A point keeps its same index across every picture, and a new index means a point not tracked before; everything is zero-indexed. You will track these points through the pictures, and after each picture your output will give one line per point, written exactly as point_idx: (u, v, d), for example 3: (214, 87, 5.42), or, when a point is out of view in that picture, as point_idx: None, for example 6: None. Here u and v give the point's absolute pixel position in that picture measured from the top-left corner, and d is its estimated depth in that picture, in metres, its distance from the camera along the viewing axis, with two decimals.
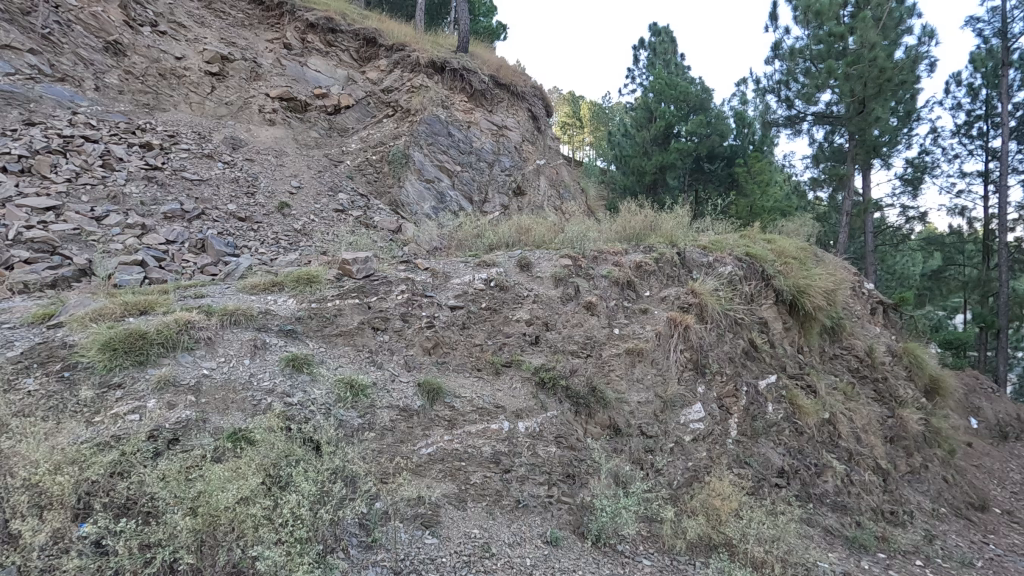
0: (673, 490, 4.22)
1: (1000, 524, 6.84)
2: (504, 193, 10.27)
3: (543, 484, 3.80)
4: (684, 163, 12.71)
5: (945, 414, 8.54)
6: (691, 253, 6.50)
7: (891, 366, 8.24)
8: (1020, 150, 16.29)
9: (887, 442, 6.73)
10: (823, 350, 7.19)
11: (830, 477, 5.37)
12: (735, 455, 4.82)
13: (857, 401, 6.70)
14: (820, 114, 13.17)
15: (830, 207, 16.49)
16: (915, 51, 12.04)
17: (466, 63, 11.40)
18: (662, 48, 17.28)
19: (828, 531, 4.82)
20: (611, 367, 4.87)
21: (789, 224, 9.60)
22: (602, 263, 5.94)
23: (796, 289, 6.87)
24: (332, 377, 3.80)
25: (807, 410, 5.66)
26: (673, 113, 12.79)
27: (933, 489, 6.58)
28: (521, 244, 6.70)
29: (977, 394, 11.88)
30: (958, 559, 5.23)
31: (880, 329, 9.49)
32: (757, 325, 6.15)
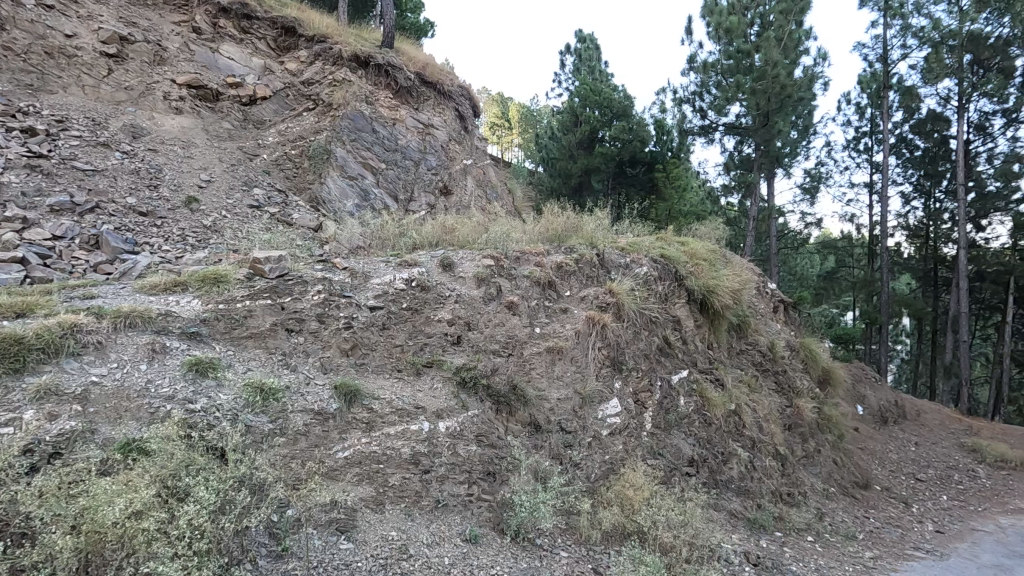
0: (590, 483, 4.39)
1: (879, 500, 7.63)
2: (430, 192, 10.19)
3: (464, 482, 3.82)
4: (608, 167, 13.14)
5: (835, 403, 9.41)
6: (610, 254, 6.74)
7: (789, 359, 8.96)
8: (898, 164, 18.24)
9: (786, 429, 7.33)
10: (731, 346, 7.70)
11: (735, 463, 5.77)
12: (649, 446, 5.07)
13: (760, 392, 7.22)
14: (730, 125, 14.05)
15: (739, 212, 17.69)
16: (811, 71, 13.16)
17: (391, 58, 11.17)
18: (588, 55, 17.83)
19: (732, 514, 5.18)
20: (531, 365, 4.98)
21: (702, 227, 10.20)
22: (524, 263, 6.04)
23: (706, 289, 7.31)
24: (239, 382, 3.61)
25: (715, 402, 6.05)
26: (598, 118, 13.19)
27: (823, 471, 7.24)
28: (445, 244, 6.69)
29: (863, 384, 13.15)
30: (843, 533, 5.79)
31: (782, 325, 10.29)
32: (671, 323, 6.50)
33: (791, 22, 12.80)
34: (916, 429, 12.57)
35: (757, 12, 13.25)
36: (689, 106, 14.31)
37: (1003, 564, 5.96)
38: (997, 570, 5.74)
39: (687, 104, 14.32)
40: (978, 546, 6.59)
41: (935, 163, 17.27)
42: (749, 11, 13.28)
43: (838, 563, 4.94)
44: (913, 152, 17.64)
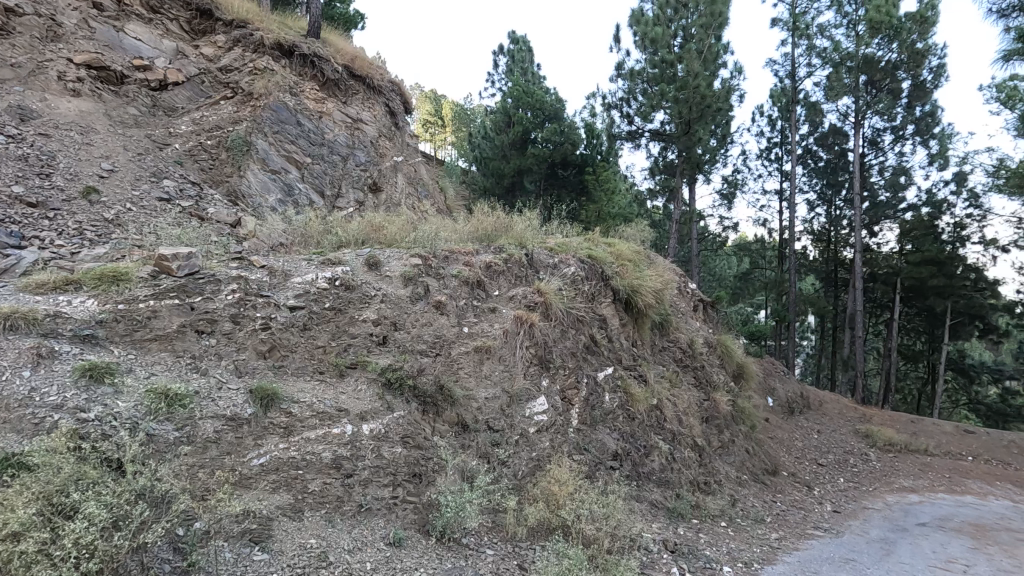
0: (517, 481, 4.45)
1: (786, 485, 8.23)
2: (359, 189, 9.92)
3: (388, 486, 3.75)
4: (540, 168, 13.31)
5: (748, 395, 10.05)
6: (539, 254, 6.85)
7: (707, 355, 9.46)
8: (804, 173, 19.79)
9: (703, 422, 7.75)
10: (654, 343, 8.04)
11: (657, 456, 6.04)
12: (575, 442, 5.21)
13: (680, 387, 7.59)
14: (655, 131, 14.65)
15: (664, 215, 18.55)
16: (728, 83, 14.01)
17: (317, 49, 10.77)
18: (520, 56, 18.04)
19: (653, 505, 5.41)
20: (459, 365, 4.97)
21: (629, 228, 10.58)
22: (453, 262, 6.01)
23: (630, 288, 7.59)
24: (141, 388, 3.36)
25: (638, 397, 6.30)
26: (530, 119, 13.36)
27: (737, 459, 7.72)
28: (372, 242, 6.53)
29: (773, 377, 14.14)
30: (753, 517, 6.21)
31: (700, 323, 10.87)
32: (597, 322, 6.69)
33: (711, 36, 13.56)
34: (818, 418, 13.69)
35: (680, 24, 13.86)
36: (617, 112, 14.79)
37: (889, 537, 6.59)
38: (883, 542, 6.34)
39: (615, 110, 14.79)
40: (868, 523, 7.26)
41: (836, 173, 18.89)
42: (673, 23, 13.87)
43: (748, 545, 5.28)
44: (817, 162, 19.19)
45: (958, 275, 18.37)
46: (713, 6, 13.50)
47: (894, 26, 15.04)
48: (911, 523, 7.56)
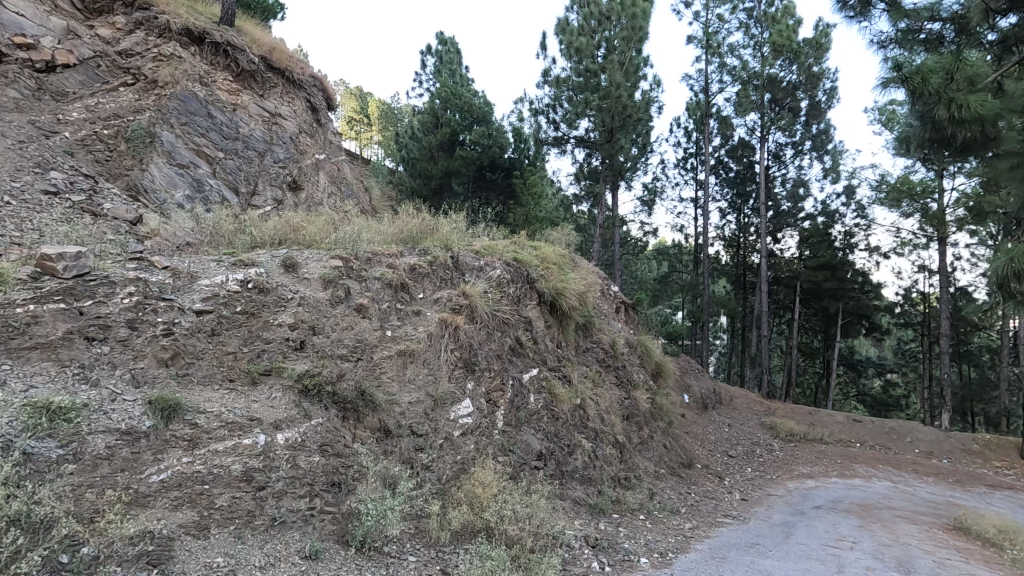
0: (441, 485, 4.43)
1: (700, 476, 8.72)
2: (278, 187, 9.48)
3: (304, 497, 3.60)
4: (468, 170, 13.25)
5: (666, 393, 10.55)
6: (465, 256, 6.83)
7: (628, 355, 9.85)
8: (717, 182, 21.09)
9: (625, 419, 8.05)
10: (578, 344, 8.26)
11: (580, 454, 6.21)
12: (500, 444, 5.26)
13: (602, 386, 7.85)
14: (580, 138, 15.07)
15: (588, 219, 19.11)
16: (648, 95, 14.66)
17: (231, 37, 10.17)
18: (448, 57, 17.96)
19: (576, 502, 5.57)
20: (382, 369, 4.86)
21: (554, 232, 10.80)
22: (376, 264, 5.89)
23: (556, 291, 7.73)
24: (17, 402, 3.02)
25: (562, 397, 6.46)
26: (458, 121, 13.26)
27: (655, 454, 8.09)
28: (291, 242, 6.25)
29: (689, 375, 14.95)
30: (669, 509, 6.53)
31: (622, 324, 11.30)
32: (523, 324, 6.79)
33: (633, 49, 14.13)
34: (729, 412, 14.61)
35: (603, 36, 14.28)
36: (543, 118, 15.07)
37: (789, 521, 7.14)
38: (784, 526, 6.86)
39: (542, 115, 15.07)
40: (772, 508, 7.83)
41: (744, 184, 20.29)
42: (597, 34, 14.30)
43: (663, 535, 5.54)
44: (728, 173, 20.50)
45: (848, 279, 20.26)
46: (634, 20, 14.06)
47: (793, 50, 16.36)
48: (808, 506, 8.24)
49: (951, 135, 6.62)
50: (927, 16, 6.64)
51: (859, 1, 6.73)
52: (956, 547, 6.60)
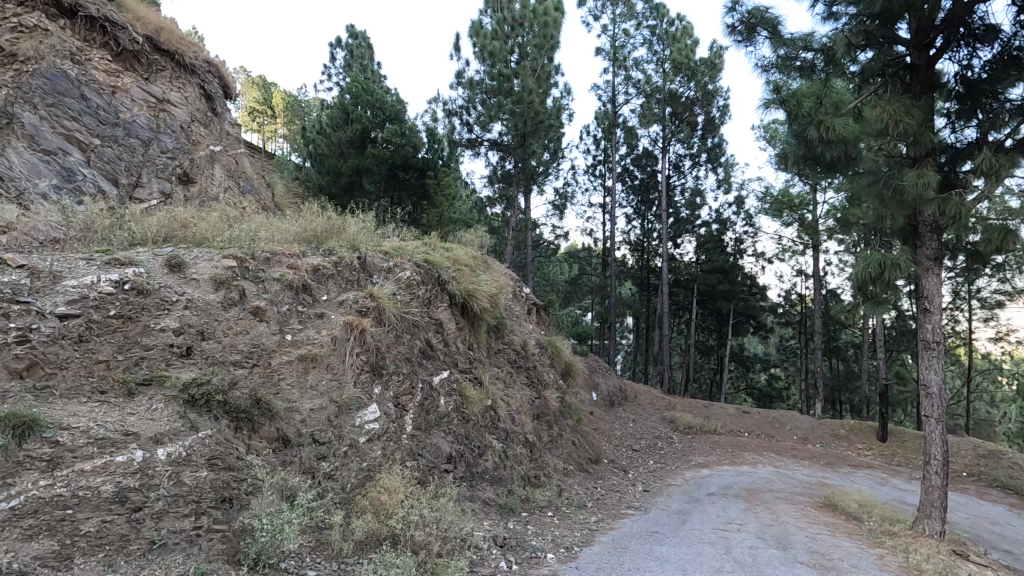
0: (345, 495, 4.27)
1: (606, 470, 9.09)
2: (165, 179, 8.72)
3: (189, 515, 3.33)
4: (380, 168, 12.81)
5: (574, 391, 10.90)
6: (373, 258, 6.63)
7: (539, 355, 10.04)
8: (623, 189, 22.11)
9: (535, 418, 8.21)
10: (490, 346, 8.29)
11: (490, 455, 6.26)
12: (408, 448, 5.18)
13: (513, 387, 7.95)
14: (493, 141, 15.20)
15: (502, 221, 19.30)
16: (559, 102, 15.11)
17: (110, 12, 9.18)
18: (359, 52, 17.42)
19: (486, 503, 5.60)
20: (281, 375, 4.60)
21: (468, 233, 10.79)
22: (275, 265, 5.58)
23: (467, 293, 7.69)
24: None
25: (473, 399, 6.47)
26: (369, 118, 12.80)
27: (564, 451, 8.32)
28: (178, 240, 5.74)
29: (597, 374, 15.55)
30: (576, 504, 6.76)
31: (534, 325, 11.52)
32: (433, 326, 6.71)
33: (544, 57, 14.50)
34: (633, 408, 15.36)
35: (516, 41, 14.50)
36: (457, 119, 15.03)
37: (685, 508, 7.62)
38: (681, 513, 7.30)
39: (456, 117, 15.02)
40: (670, 497, 8.32)
41: (648, 191, 21.47)
42: (510, 39, 14.50)
43: (570, 530, 5.71)
44: (633, 181, 21.58)
45: (739, 282, 22.02)
46: (546, 28, 14.41)
47: (691, 68, 17.54)
48: (703, 493, 8.85)
49: (821, 153, 7.39)
50: (801, 46, 7.40)
51: (746, 28, 7.35)
52: (825, 523, 7.35)
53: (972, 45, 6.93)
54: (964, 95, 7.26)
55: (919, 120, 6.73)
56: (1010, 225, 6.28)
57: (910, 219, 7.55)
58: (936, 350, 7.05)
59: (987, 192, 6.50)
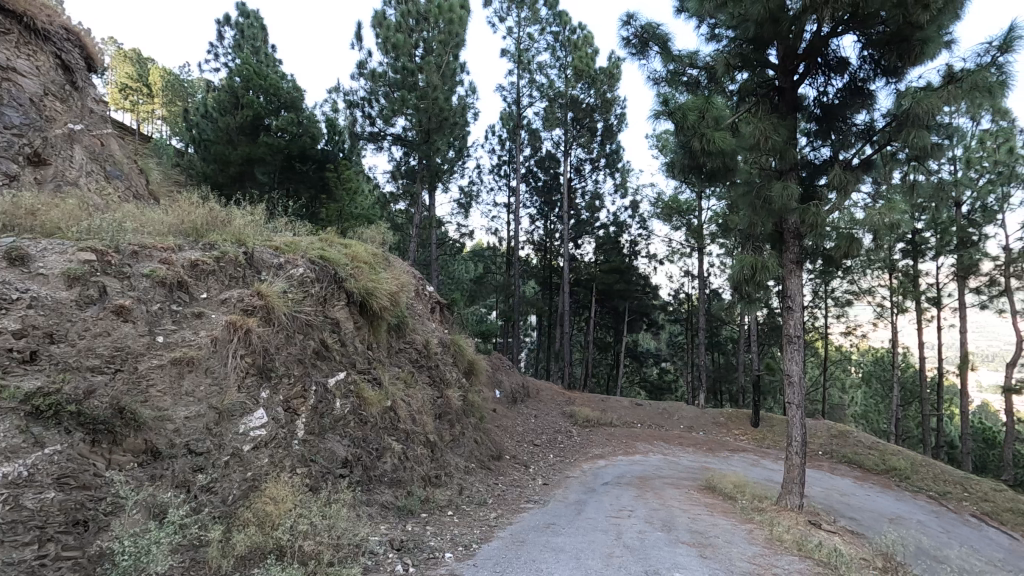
0: (225, 508, 3.96)
1: (507, 466, 9.23)
2: (10, 159, 7.57)
3: (31, 544, 2.92)
4: (274, 159, 12.01)
5: (477, 389, 10.94)
6: (261, 253, 6.24)
7: (442, 354, 9.95)
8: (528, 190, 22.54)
9: (436, 418, 8.12)
10: (390, 346, 8.09)
11: (389, 457, 6.12)
12: (299, 454, 4.93)
13: (414, 387, 7.82)
14: (396, 136, 14.85)
15: (405, 218, 18.89)
16: (464, 101, 15.10)
17: None
18: (251, 32, 16.26)
19: (384, 506, 5.47)
20: (150, 382, 4.17)
21: (368, 230, 10.45)
22: (145, 259, 5.09)
23: (365, 291, 7.44)
24: None
25: (371, 400, 6.27)
26: (262, 104, 11.97)
27: (466, 450, 8.34)
28: (23, 229, 5.01)
29: (500, 371, 15.74)
30: (477, 501, 6.80)
31: (436, 324, 11.41)
32: (328, 326, 6.42)
33: (449, 54, 14.42)
34: (535, 404, 15.74)
35: (421, 36, 14.28)
36: (359, 111, 14.50)
37: (582, 499, 7.93)
38: (577, 504, 7.60)
39: (357, 109, 14.47)
40: (568, 489, 8.64)
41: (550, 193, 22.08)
42: (414, 33, 14.24)
43: (469, 527, 5.73)
44: (537, 182, 22.07)
45: (633, 281, 23.32)
46: (451, 25, 14.34)
47: (591, 76, 18.29)
48: (599, 483, 9.28)
49: (703, 163, 8.00)
50: (687, 62, 8.08)
51: (639, 42, 7.79)
52: (705, 503, 7.99)
53: (827, 74, 7.85)
54: (820, 118, 8.21)
55: (785, 137, 7.52)
56: (856, 234, 7.19)
57: (777, 226, 8.40)
58: (797, 343, 7.92)
59: (837, 203, 7.40)
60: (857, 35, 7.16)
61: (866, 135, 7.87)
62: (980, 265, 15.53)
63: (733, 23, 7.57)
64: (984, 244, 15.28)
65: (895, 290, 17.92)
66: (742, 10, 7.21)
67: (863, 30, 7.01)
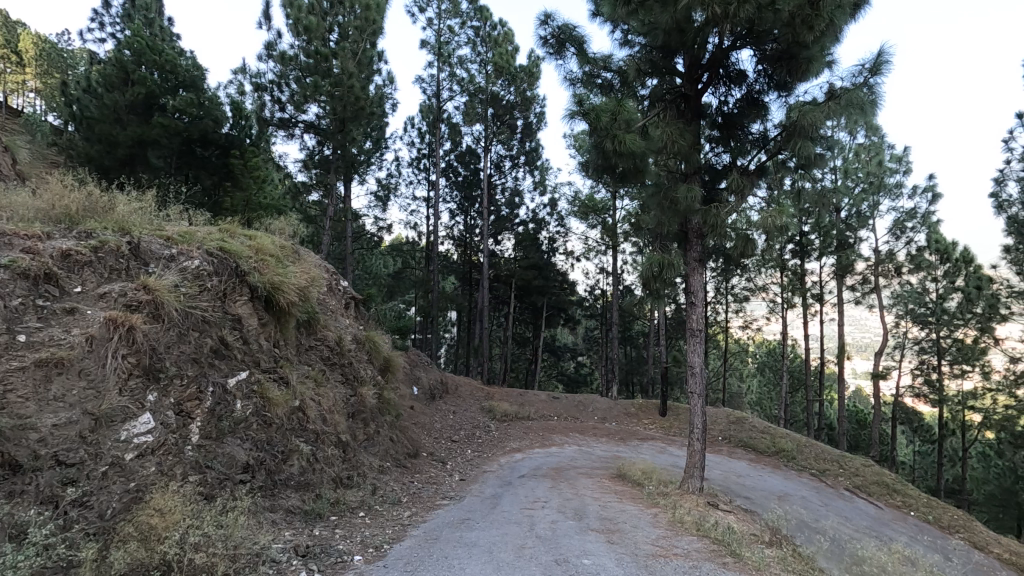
0: (102, 524, 3.59)
1: (424, 464, 9.10)
2: None
3: None
4: (170, 142, 11.03)
5: (393, 387, 10.69)
6: (149, 244, 5.73)
7: (355, 351, 9.58)
8: (448, 184, 22.33)
9: (349, 417, 7.82)
10: (299, 343, 7.68)
11: (296, 460, 5.83)
12: (193, 461, 4.57)
13: (325, 386, 7.50)
14: (308, 123, 14.13)
15: (319, 211, 18.05)
16: (382, 90, 14.66)
17: None
18: (144, 2, 14.81)
19: (289, 512, 5.20)
20: (9, 388, 3.74)
21: (277, 221, 9.86)
22: (4, 249, 4.59)
23: (271, 285, 6.99)
24: None
25: (277, 401, 5.92)
26: (157, 82, 10.94)
27: (380, 448, 8.13)
28: None
29: (418, 368, 15.50)
30: (390, 500, 6.65)
31: (350, 320, 10.99)
32: (229, 323, 5.99)
33: (366, 41, 13.94)
34: (453, 400, 15.64)
35: (335, 20, 13.73)
36: (267, 95, 13.64)
37: (498, 493, 7.98)
38: (493, 498, 7.64)
39: (265, 93, 13.61)
40: (485, 483, 8.68)
41: (470, 188, 22.01)
42: (328, 17, 13.65)
43: (381, 528, 5.59)
44: (457, 177, 21.90)
45: (551, 277, 23.80)
46: (368, 11, 13.87)
47: (511, 74, 18.40)
48: (515, 476, 9.37)
49: (616, 164, 8.30)
50: (602, 65, 8.35)
51: (556, 42, 7.93)
52: (615, 491, 8.31)
53: (728, 85, 8.38)
54: (722, 125, 8.76)
55: (689, 142, 7.96)
56: (751, 234, 7.74)
57: (683, 227, 8.86)
58: (700, 336, 8.42)
59: (736, 206, 7.93)
60: (752, 50, 7.71)
61: (761, 142, 8.48)
62: (855, 265, 17.34)
63: (643, 30, 7.94)
64: (858, 246, 17.06)
65: (786, 287, 19.57)
66: (652, 17, 7.55)
67: (758, 46, 7.56)
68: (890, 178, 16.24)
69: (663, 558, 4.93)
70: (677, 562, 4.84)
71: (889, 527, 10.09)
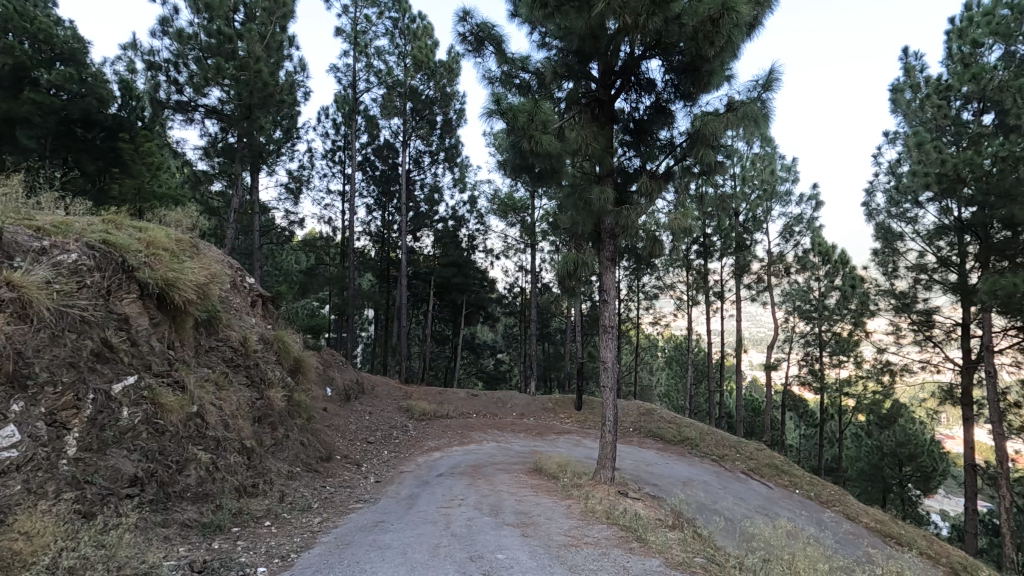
0: None
1: (336, 467, 8.78)
2: None
3: None
4: (45, 121, 9.84)
5: (304, 388, 10.22)
6: (14, 235, 5.09)
7: (262, 351, 9.05)
8: (364, 178, 21.66)
9: (254, 422, 7.38)
10: (198, 345, 7.13)
11: (193, 469, 5.42)
12: (69, 476, 4.14)
13: (228, 389, 7.03)
14: (209, 108, 13.16)
15: (223, 202, 16.89)
16: (292, 78, 13.91)
17: None
18: None
19: (184, 525, 4.83)
20: None
21: (173, 212, 9.08)
22: None
23: (165, 282, 6.41)
24: None
25: (171, 407, 5.47)
26: (30, 55, 9.64)
27: (290, 454, 7.75)
28: None
29: (332, 368, 14.93)
30: (300, 507, 6.37)
31: (257, 319, 10.38)
32: (113, 323, 5.45)
33: (275, 24, 13.23)
34: (370, 400, 15.22)
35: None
36: (162, 76, 12.53)
37: (415, 493, 7.87)
38: (410, 498, 7.54)
39: (160, 72, 12.50)
40: (401, 484, 8.53)
41: (388, 183, 21.52)
42: None
43: (289, 536, 5.34)
44: (374, 171, 21.31)
45: (471, 274, 23.79)
46: None
47: (430, 68, 18.18)
48: (432, 475, 9.29)
49: (533, 164, 8.44)
50: (520, 65, 8.45)
51: (474, 40, 7.92)
52: (531, 485, 8.47)
53: (639, 92, 8.76)
54: (634, 131, 9.15)
55: (603, 146, 8.26)
56: (659, 235, 8.17)
57: (597, 226, 9.17)
58: (612, 331, 8.77)
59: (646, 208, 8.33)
60: (660, 60, 8.12)
61: (669, 147, 8.94)
62: (751, 265, 18.76)
63: (560, 34, 8.11)
64: (754, 247, 18.50)
65: (691, 285, 20.84)
66: (568, 22, 7.73)
67: (666, 57, 7.97)
68: (781, 186, 17.75)
69: (574, 548, 5.10)
70: (587, 550, 5.03)
71: (778, 504, 11.06)
